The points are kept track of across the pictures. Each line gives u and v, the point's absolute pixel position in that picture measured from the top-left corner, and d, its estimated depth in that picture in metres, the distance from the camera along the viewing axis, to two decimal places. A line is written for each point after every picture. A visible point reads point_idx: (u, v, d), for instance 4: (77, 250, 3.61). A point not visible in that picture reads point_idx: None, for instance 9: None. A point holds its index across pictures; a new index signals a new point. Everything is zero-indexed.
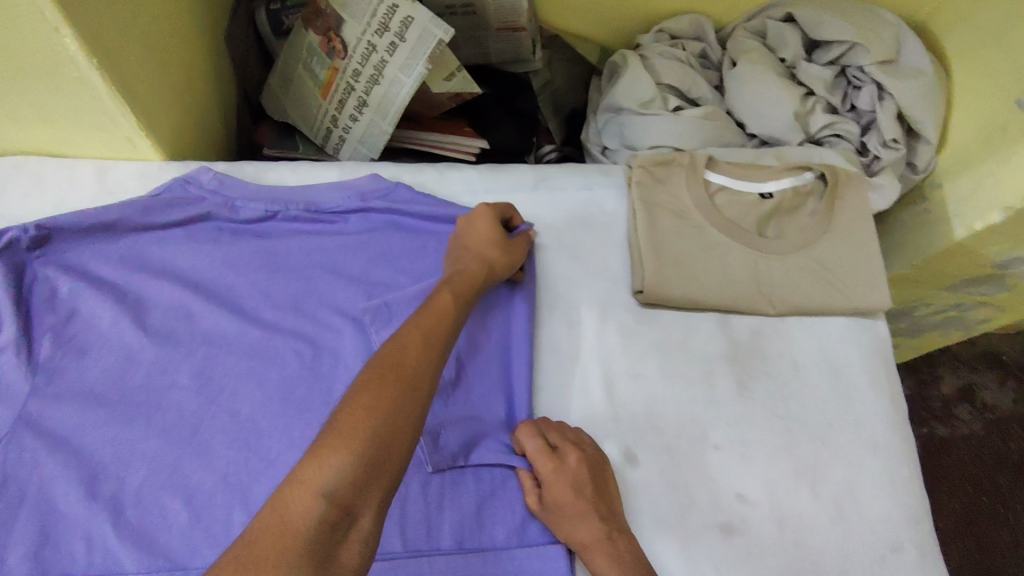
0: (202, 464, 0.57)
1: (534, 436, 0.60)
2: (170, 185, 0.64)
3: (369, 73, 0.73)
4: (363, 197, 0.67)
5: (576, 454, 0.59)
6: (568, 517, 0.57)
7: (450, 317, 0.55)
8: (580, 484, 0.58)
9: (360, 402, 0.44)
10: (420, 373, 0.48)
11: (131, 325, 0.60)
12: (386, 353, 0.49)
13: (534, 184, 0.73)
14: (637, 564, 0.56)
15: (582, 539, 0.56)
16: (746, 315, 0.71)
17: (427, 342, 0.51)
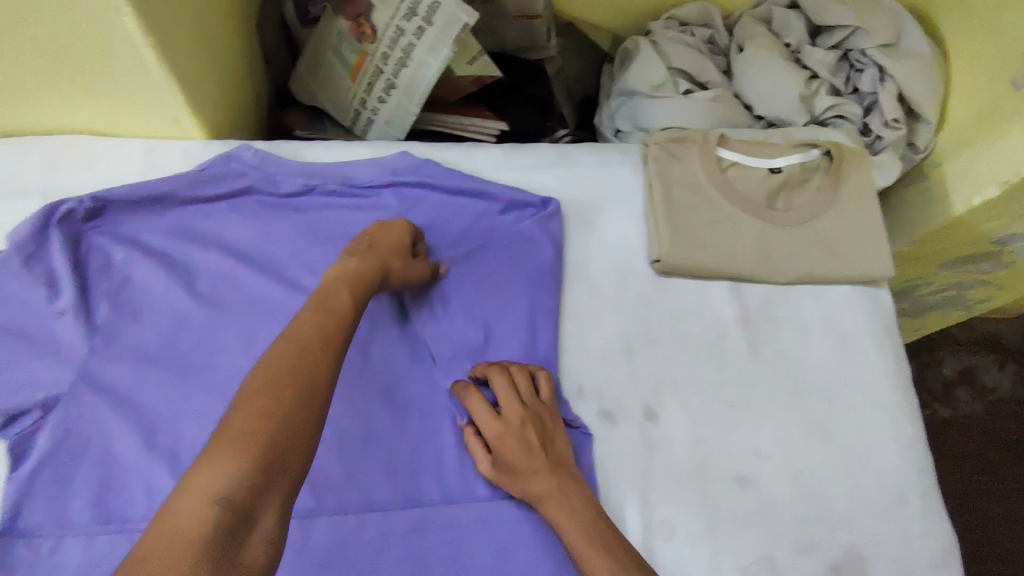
0: None
1: (479, 401, 0.61)
2: (214, 161, 0.69)
3: (397, 56, 0.77)
4: (394, 172, 0.72)
5: (517, 411, 0.60)
6: (518, 475, 0.59)
7: (348, 310, 0.53)
8: (525, 439, 0.59)
9: (252, 402, 0.43)
10: (316, 365, 0.46)
11: (181, 291, 0.64)
12: (278, 349, 0.47)
13: (555, 161, 0.77)
14: (585, 508, 0.57)
15: (532, 490, 0.58)
16: (757, 284, 0.75)
17: (324, 331, 0.49)
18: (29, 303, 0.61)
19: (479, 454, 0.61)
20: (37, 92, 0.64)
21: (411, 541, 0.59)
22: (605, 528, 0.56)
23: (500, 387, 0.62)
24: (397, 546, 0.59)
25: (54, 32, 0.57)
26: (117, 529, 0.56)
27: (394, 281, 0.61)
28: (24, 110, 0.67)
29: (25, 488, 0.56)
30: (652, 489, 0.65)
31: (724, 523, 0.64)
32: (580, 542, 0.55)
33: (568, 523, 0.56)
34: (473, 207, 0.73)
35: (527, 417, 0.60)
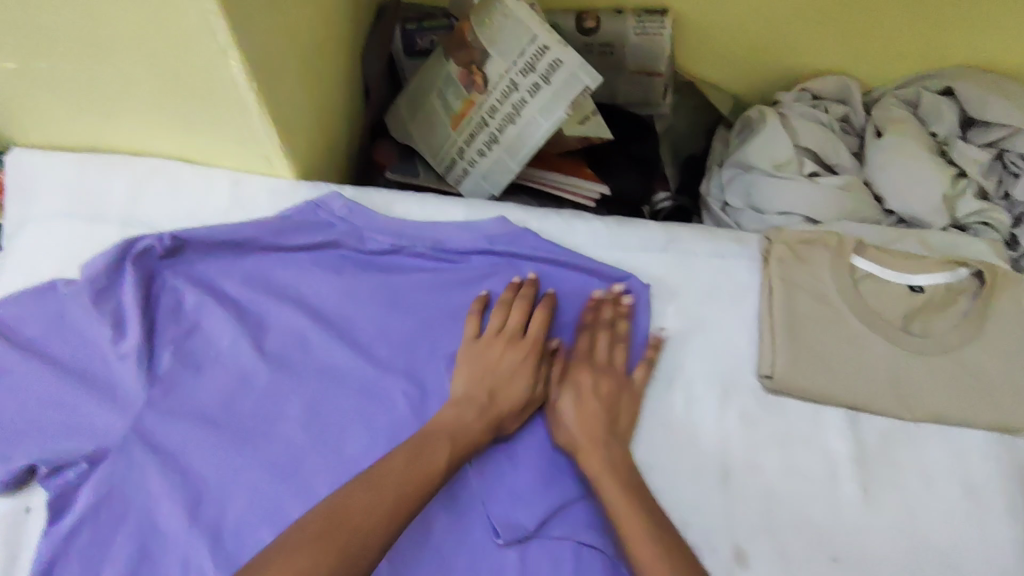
0: (303, 504, 0.55)
1: (585, 332, 0.63)
2: (301, 208, 0.64)
3: (506, 111, 0.71)
4: (489, 240, 0.66)
5: (602, 360, 0.62)
6: (579, 407, 0.60)
7: (438, 468, 0.54)
8: (596, 383, 0.61)
9: (296, 546, 0.46)
10: (385, 517, 0.49)
11: (248, 346, 0.60)
12: (361, 483, 0.51)
13: (664, 246, 0.69)
14: (621, 472, 0.57)
15: (585, 441, 0.58)
16: (877, 417, 0.65)
17: (401, 492, 0.51)
18: (93, 342, 0.58)
19: (548, 377, 0.62)
20: (131, 116, 0.61)
21: None
22: (648, 506, 0.55)
23: (603, 338, 0.63)
24: None
25: (157, 64, 0.54)
26: None
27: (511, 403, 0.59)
28: (115, 130, 0.64)
29: (61, 548, 0.52)
30: None
31: None
32: (619, 507, 0.55)
33: (608, 487, 0.56)
34: (569, 286, 0.66)
35: (609, 379, 0.61)
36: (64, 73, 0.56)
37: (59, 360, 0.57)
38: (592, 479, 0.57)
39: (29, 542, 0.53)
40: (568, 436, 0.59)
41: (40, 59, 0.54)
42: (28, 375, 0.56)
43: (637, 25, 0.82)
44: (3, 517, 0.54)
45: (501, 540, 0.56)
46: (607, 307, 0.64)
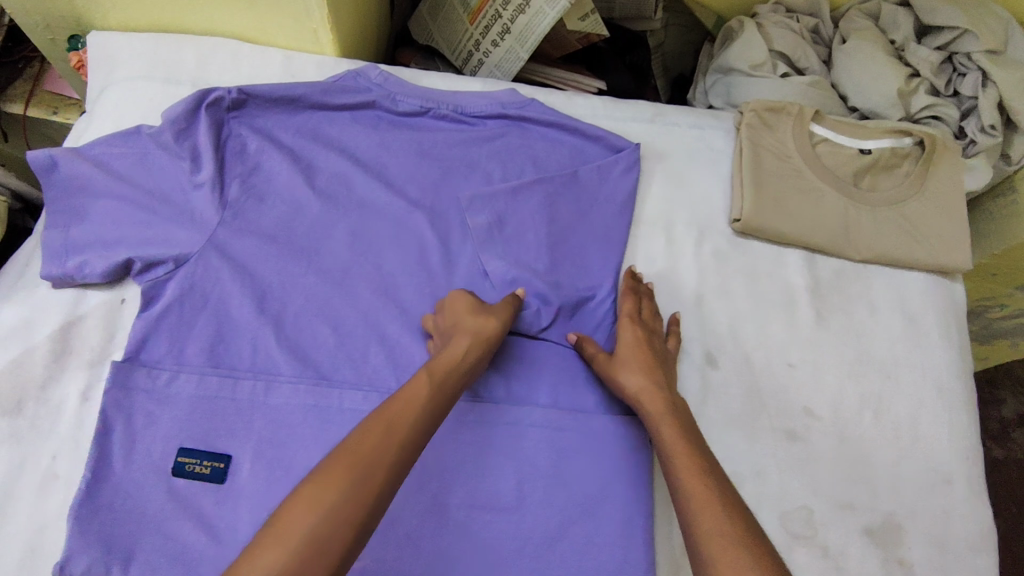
0: (349, 302, 0.67)
1: (631, 301, 0.69)
2: (344, 75, 0.76)
3: (517, 2, 0.82)
4: (502, 105, 0.77)
5: (650, 328, 0.67)
6: (627, 362, 0.64)
7: (424, 399, 0.54)
8: (647, 343, 0.66)
9: (304, 492, 0.46)
10: (388, 458, 0.49)
11: (302, 182, 0.72)
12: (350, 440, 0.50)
13: (650, 118, 0.80)
14: (684, 422, 0.60)
15: (644, 392, 0.62)
16: (830, 258, 0.77)
17: (390, 427, 0.51)
18: (174, 173, 0.69)
19: (595, 348, 0.67)
20: None
21: (477, 431, 0.64)
22: (702, 449, 0.58)
23: (646, 307, 0.69)
24: (465, 432, 0.64)
25: None
26: (225, 375, 0.63)
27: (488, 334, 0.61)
28: (186, 8, 0.75)
29: (152, 327, 0.64)
30: (704, 426, 0.68)
31: (768, 468, 0.67)
32: (683, 456, 0.56)
33: (671, 438, 0.58)
34: (569, 145, 0.77)
35: (656, 336, 0.67)
36: None
37: (145, 187, 0.69)
38: (657, 430, 0.60)
39: (125, 324, 0.65)
40: (627, 390, 0.63)
41: None
42: (119, 199, 0.68)
43: None
44: (103, 304, 0.65)
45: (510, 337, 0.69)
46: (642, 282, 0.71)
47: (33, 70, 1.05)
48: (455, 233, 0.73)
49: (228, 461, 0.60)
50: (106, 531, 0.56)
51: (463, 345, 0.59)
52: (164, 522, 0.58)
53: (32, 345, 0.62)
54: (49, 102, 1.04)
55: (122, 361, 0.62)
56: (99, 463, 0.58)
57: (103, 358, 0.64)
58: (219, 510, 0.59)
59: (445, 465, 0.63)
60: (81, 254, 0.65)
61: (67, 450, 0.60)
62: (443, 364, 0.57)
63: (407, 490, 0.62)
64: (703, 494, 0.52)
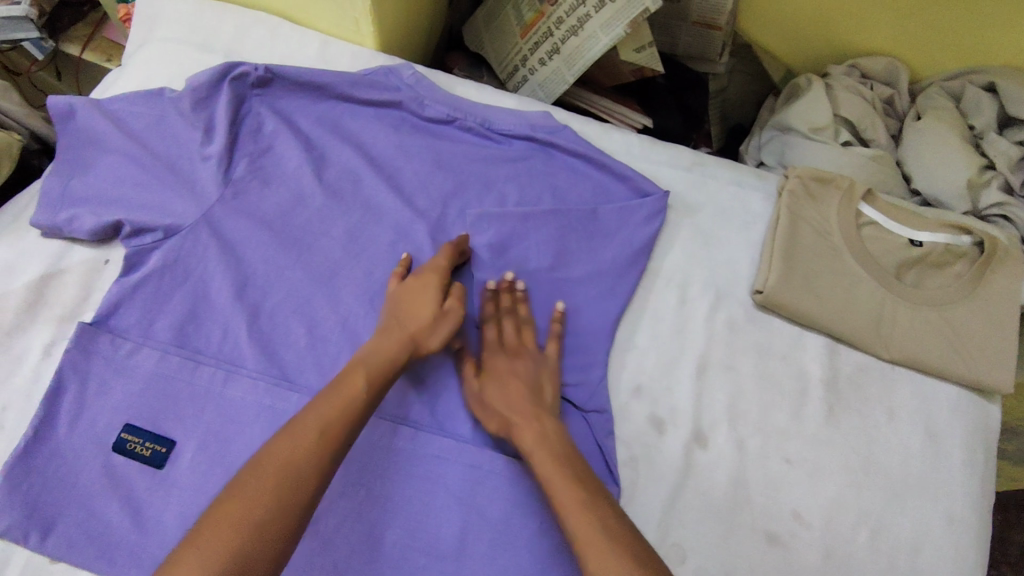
0: (330, 304, 0.64)
1: (492, 322, 0.65)
2: (375, 70, 0.73)
3: (571, 23, 0.79)
4: (532, 128, 0.73)
5: (513, 347, 0.64)
6: (501, 389, 0.61)
7: (360, 403, 0.54)
8: (511, 367, 0.62)
9: (228, 503, 0.46)
10: (303, 479, 0.49)
11: (310, 172, 0.69)
12: (251, 470, 0.48)
13: (687, 166, 0.75)
14: (559, 446, 0.56)
15: (511, 418, 0.59)
16: (856, 351, 0.69)
17: (324, 434, 0.51)
18: (186, 143, 0.68)
19: (467, 372, 0.63)
20: None
21: (430, 466, 0.60)
22: (574, 461, 0.55)
23: (509, 325, 0.65)
24: (418, 465, 0.60)
25: None
26: (188, 356, 0.61)
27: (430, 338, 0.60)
28: None
29: (128, 294, 0.62)
30: (678, 508, 0.61)
31: (742, 567, 0.60)
32: (552, 475, 0.54)
33: (541, 457, 0.55)
34: (594, 180, 0.73)
35: (521, 352, 0.63)
36: None
37: (154, 152, 0.68)
38: (529, 456, 0.56)
39: (103, 285, 0.64)
40: (501, 420, 0.59)
41: None
42: (125, 159, 0.67)
43: None
44: (86, 262, 0.64)
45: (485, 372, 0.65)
46: (506, 294, 0.66)
47: (98, 15, 1.08)
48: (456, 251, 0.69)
49: (171, 447, 0.58)
50: (34, 494, 0.55)
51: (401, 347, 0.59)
52: (94, 497, 0.56)
53: (10, 290, 0.62)
54: (105, 49, 1.07)
55: (90, 323, 0.61)
56: (43, 423, 0.57)
57: (74, 316, 0.62)
58: (149, 496, 0.56)
59: (392, 496, 0.59)
60: (74, 208, 0.64)
61: (17, 403, 0.59)
62: (379, 365, 0.57)
63: (346, 514, 0.58)
64: (576, 508, 0.51)
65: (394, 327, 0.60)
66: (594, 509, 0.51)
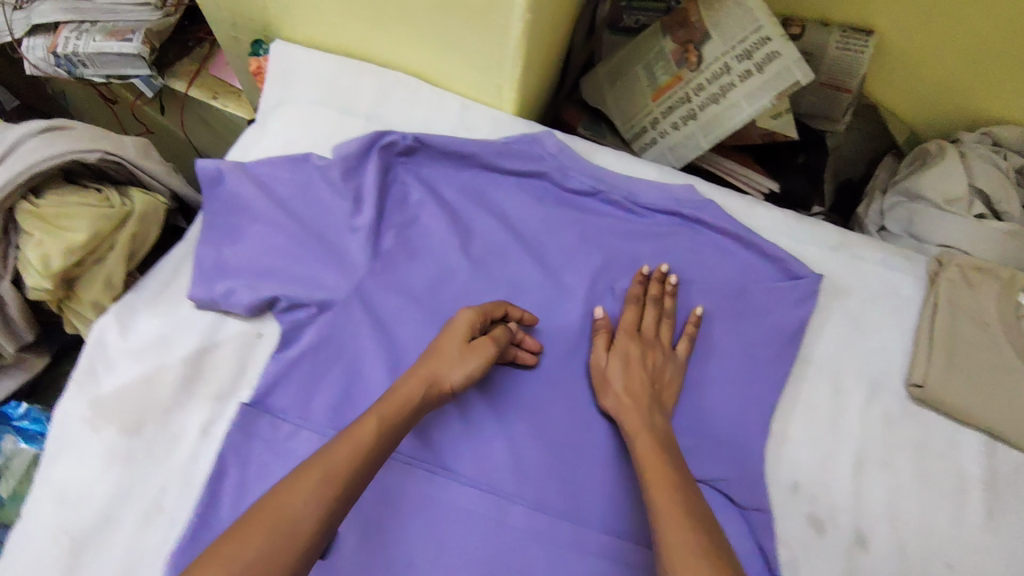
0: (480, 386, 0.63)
1: (634, 304, 0.67)
2: (519, 138, 0.72)
3: (712, 91, 0.77)
4: (678, 202, 0.71)
5: (651, 338, 0.65)
6: (623, 372, 0.63)
7: (371, 445, 0.50)
8: (642, 355, 0.64)
9: (222, 547, 0.42)
10: (302, 522, 0.44)
11: (456, 245, 0.68)
12: (251, 514, 0.44)
13: (834, 245, 0.73)
14: (664, 448, 0.57)
15: (627, 401, 0.61)
16: (1016, 451, 0.66)
17: (328, 478, 0.47)
18: (334, 211, 0.67)
19: (597, 344, 0.65)
20: (397, 29, 0.71)
21: (590, 564, 0.58)
22: (675, 465, 0.56)
23: (650, 313, 0.66)
24: (578, 563, 0.58)
25: None
26: None
27: (448, 379, 0.57)
28: (380, 40, 0.74)
29: (283, 372, 0.61)
30: None
31: None
32: (647, 454, 0.56)
33: (644, 444, 0.57)
34: (740, 258, 0.70)
35: (654, 346, 0.65)
36: None
37: (302, 220, 0.67)
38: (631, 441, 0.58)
39: (257, 361, 0.63)
40: (614, 399, 0.62)
41: None
42: (273, 227, 0.66)
43: (840, 40, 0.85)
44: (240, 336, 0.63)
45: None
46: (657, 283, 0.67)
47: (202, 50, 1.08)
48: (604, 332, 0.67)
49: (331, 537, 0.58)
50: None
51: (419, 386, 0.55)
52: None
53: (166, 364, 0.61)
54: (209, 87, 1.06)
55: (249, 404, 0.61)
56: (207, 508, 0.56)
57: (229, 394, 0.62)
58: None
59: None
60: (228, 280, 0.63)
61: (179, 482, 0.59)
62: (396, 404, 0.53)
63: None
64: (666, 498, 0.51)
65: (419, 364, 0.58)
66: (672, 513, 0.50)
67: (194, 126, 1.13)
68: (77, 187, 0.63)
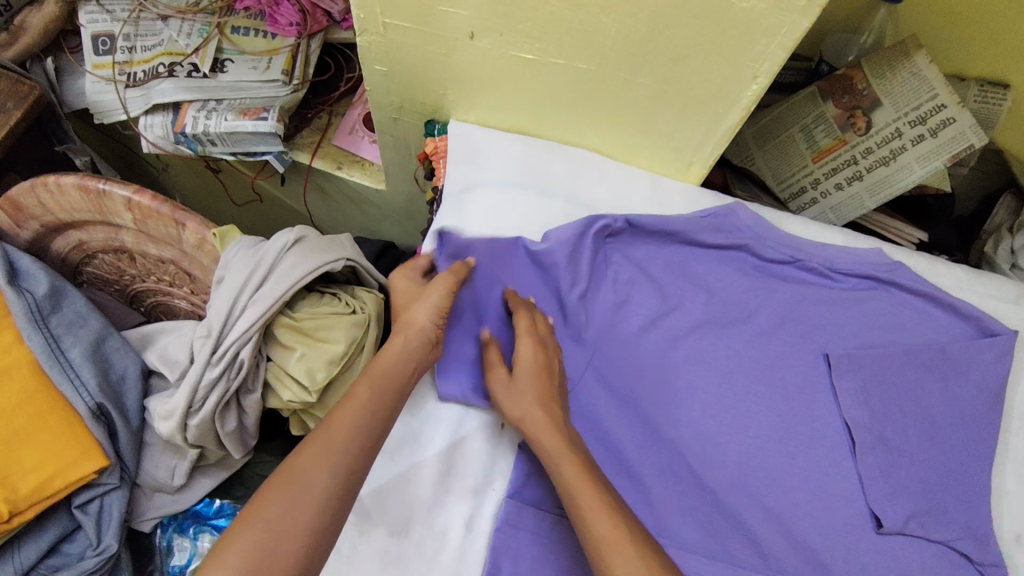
0: (711, 465, 0.67)
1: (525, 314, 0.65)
2: (715, 212, 0.74)
3: (882, 154, 0.80)
4: (873, 267, 0.74)
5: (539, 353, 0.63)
6: (522, 383, 0.61)
7: (366, 410, 0.55)
8: (538, 360, 0.62)
9: (247, 511, 0.47)
10: (319, 479, 0.49)
11: (665, 324, 0.71)
12: (270, 482, 0.49)
13: (1015, 298, 0.77)
14: (572, 446, 0.58)
15: (532, 413, 0.59)
16: None
17: (334, 441, 0.51)
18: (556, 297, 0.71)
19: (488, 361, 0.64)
20: (595, 113, 0.73)
21: None
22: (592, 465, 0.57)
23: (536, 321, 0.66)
24: None
25: (675, 77, 0.64)
26: None
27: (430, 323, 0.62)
28: (569, 122, 0.76)
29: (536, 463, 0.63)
30: None
31: None
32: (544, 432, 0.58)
33: (569, 466, 0.55)
34: (934, 317, 0.74)
35: (551, 351, 0.65)
36: (573, 69, 0.68)
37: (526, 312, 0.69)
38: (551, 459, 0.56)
39: (505, 450, 0.64)
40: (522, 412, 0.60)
41: (562, 56, 0.67)
42: (498, 317, 0.69)
43: (978, 94, 0.89)
44: (485, 426, 0.64)
45: (880, 531, 0.66)
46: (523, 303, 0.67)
47: (321, 121, 1.10)
48: (820, 400, 0.71)
49: None
50: None
51: (417, 335, 0.60)
52: None
53: (420, 462, 0.62)
54: (333, 156, 1.07)
55: (508, 497, 0.62)
56: None
57: (484, 486, 0.63)
58: None
59: None
60: (471, 376, 0.65)
61: None
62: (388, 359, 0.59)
63: None
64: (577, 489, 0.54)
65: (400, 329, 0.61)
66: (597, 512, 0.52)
67: (317, 192, 1.15)
68: (317, 295, 0.63)
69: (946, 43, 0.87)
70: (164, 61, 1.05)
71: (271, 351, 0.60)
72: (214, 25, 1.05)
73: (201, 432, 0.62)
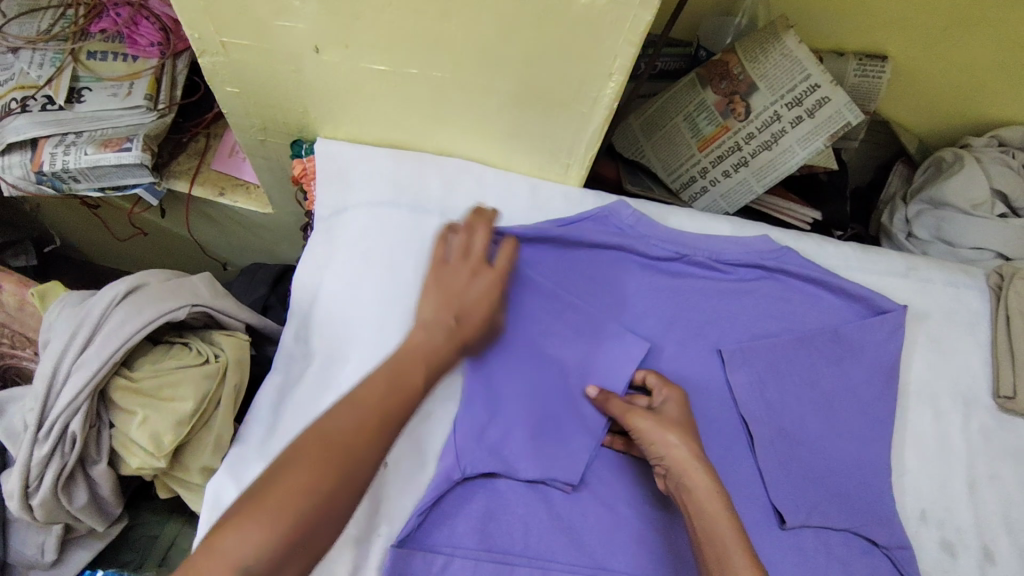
0: (609, 481, 0.65)
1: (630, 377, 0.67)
2: (596, 214, 0.71)
3: (764, 139, 0.79)
4: (759, 255, 0.71)
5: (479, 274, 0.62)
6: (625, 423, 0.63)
7: (417, 388, 0.53)
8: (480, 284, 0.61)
9: (294, 462, 0.46)
10: (363, 461, 0.48)
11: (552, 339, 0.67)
12: (310, 444, 0.47)
13: (905, 272, 0.76)
14: (694, 479, 0.57)
15: (678, 465, 0.58)
16: None
17: (384, 418, 0.50)
18: None
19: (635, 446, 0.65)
20: (464, 122, 0.69)
21: None
22: (702, 482, 0.57)
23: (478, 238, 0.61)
24: None
25: (534, 80, 0.61)
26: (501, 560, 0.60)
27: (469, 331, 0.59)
28: (439, 132, 0.72)
29: (424, 514, 0.60)
30: None
31: None
32: (696, 474, 0.57)
33: (695, 480, 0.57)
34: (825, 301, 0.72)
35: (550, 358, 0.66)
36: (428, 78, 0.63)
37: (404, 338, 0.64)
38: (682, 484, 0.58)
39: (387, 492, 0.60)
40: (663, 462, 0.59)
41: (414, 65, 0.62)
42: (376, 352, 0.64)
43: (858, 67, 0.89)
44: None
45: (784, 526, 0.65)
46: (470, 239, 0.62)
47: (198, 144, 1.03)
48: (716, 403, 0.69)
49: None
50: None
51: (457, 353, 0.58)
52: None
53: None
54: (214, 181, 1.01)
55: (398, 545, 0.59)
56: None
57: (369, 533, 0.59)
58: None
59: None
60: None
61: None
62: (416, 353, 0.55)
63: None
64: (704, 529, 0.54)
65: (399, 357, 0.54)
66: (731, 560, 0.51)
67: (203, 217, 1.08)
68: (164, 348, 0.59)
69: (823, 19, 0.86)
70: (17, 96, 0.94)
71: (111, 416, 0.56)
72: (68, 52, 0.97)
73: (49, 510, 0.56)
